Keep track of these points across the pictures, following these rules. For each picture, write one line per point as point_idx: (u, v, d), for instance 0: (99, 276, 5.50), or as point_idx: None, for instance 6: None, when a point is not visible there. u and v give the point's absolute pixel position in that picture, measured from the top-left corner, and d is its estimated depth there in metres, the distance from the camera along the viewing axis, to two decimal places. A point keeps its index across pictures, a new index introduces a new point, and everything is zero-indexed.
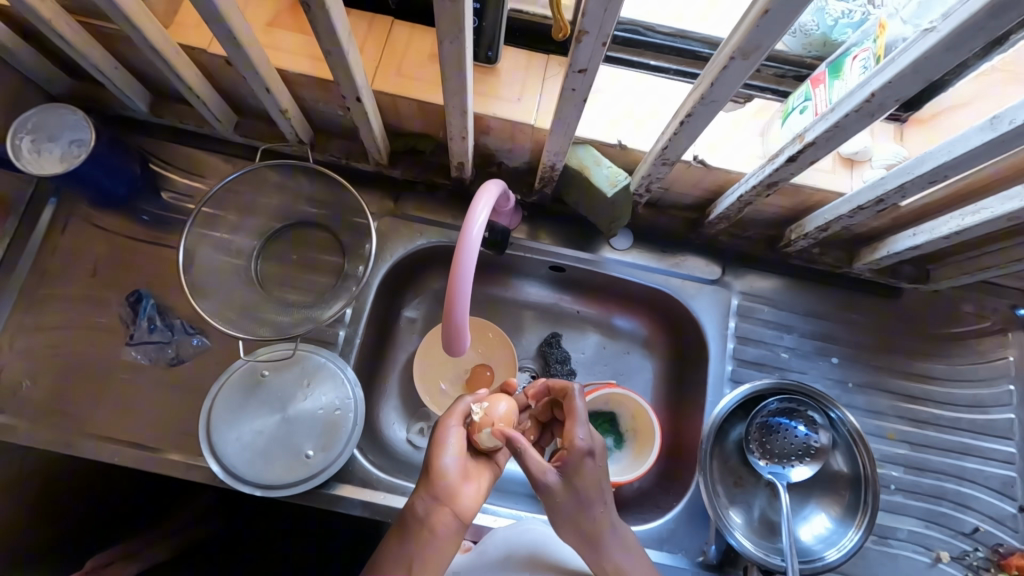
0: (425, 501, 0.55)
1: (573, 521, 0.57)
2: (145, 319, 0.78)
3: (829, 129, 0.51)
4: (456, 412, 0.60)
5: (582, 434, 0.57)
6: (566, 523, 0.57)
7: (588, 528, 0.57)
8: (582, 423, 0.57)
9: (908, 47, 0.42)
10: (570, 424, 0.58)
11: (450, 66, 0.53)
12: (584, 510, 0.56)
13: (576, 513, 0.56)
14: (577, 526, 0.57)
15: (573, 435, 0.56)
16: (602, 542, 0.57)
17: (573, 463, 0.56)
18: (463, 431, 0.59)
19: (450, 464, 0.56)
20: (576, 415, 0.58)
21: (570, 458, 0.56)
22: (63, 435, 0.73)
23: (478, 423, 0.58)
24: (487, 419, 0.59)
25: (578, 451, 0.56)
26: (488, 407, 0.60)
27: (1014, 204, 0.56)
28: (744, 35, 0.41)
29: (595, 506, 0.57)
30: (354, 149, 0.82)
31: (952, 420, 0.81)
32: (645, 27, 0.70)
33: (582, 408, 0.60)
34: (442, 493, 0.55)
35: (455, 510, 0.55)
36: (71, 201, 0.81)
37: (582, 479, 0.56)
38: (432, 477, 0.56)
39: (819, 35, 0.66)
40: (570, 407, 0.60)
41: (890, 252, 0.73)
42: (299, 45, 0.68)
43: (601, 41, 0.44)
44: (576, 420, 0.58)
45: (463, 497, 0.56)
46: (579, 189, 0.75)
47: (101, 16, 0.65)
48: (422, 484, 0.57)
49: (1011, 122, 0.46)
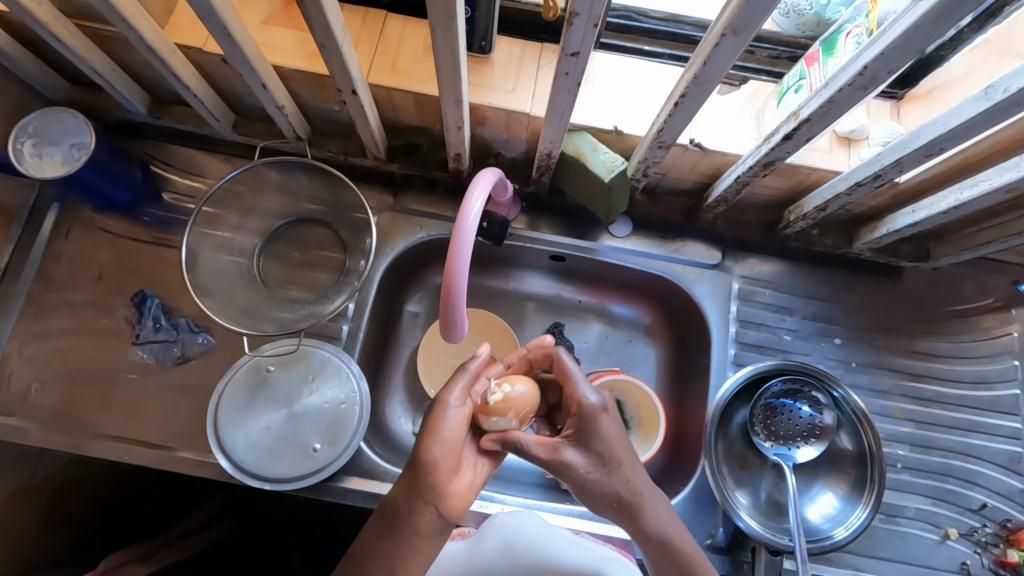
0: (407, 500, 0.55)
1: (607, 492, 0.58)
2: (151, 319, 0.79)
3: (823, 104, 0.51)
4: (446, 398, 0.58)
5: (592, 397, 0.59)
6: (600, 498, 0.59)
7: (624, 497, 0.59)
8: (584, 383, 0.60)
9: (899, 18, 0.42)
10: (573, 389, 0.60)
11: (444, 55, 0.53)
12: (614, 479, 0.58)
13: (610, 483, 0.58)
14: (612, 499, 0.59)
15: (580, 398, 0.59)
16: (640, 511, 0.59)
17: (589, 425, 0.58)
18: (464, 412, 0.58)
19: (436, 459, 0.56)
20: (574, 379, 0.60)
21: (585, 422, 0.58)
22: (73, 436, 0.74)
23: (495, 409, 0.60)
24: (505, 404, 0.61)
25: (590, 413, 0.58)
26: (507, 390, 0.62)
27: (1012, 175, 0.56)
28: (734, 11, 0.41)
29: (628, 472, 0.59)
30: (351, 145, 0.83)
31: (957, 397, 0.81)
32: (638, 12, 0.69)
33: (578, 371, 0.61)
34: (427, 492, 0.55)
35: (440, 509, 0.56)
36: (74, 206, 0.82)
37: (607, 441, 0.58)
38: (417, 475, 0.56)
39: (813, 14, 0.65)
40: (563, 369, 0.62)
41: (890, 231, 0.73)
42: (294, 41, 0.69)
43: (593, 23, 0.44)
44: (577, 383, 0.60)
45: (451, 494, 0.56)
46: (576, 177, 0.76)
47: (98, 19, 0.65)
48: (407, 475, 0.56)
49: (1005, 90, 0.46)
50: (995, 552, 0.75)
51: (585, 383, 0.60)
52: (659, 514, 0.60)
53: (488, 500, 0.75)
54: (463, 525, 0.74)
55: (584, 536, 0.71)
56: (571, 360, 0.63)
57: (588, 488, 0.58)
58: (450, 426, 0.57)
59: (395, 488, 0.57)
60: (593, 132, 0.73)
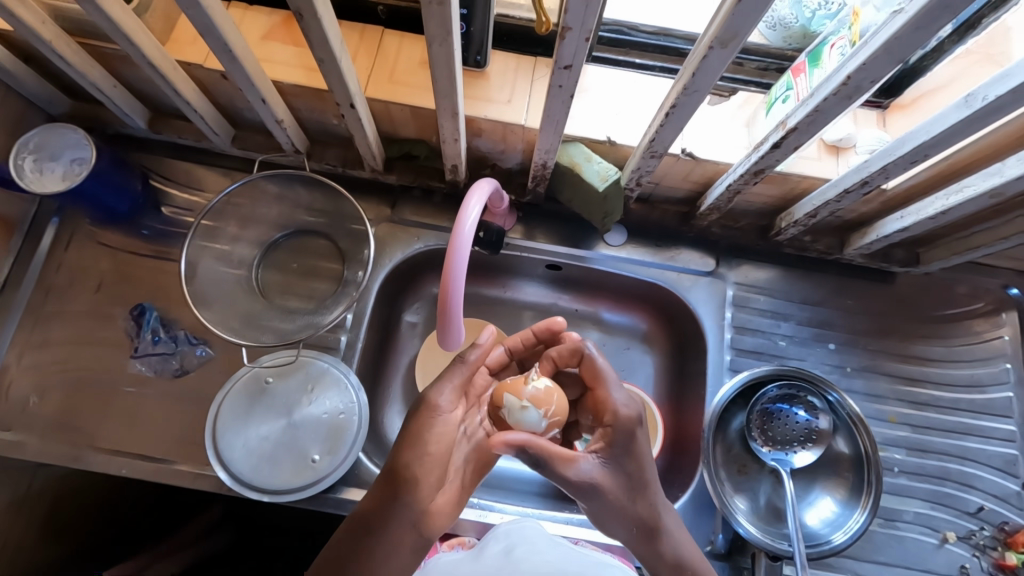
0: (384, 515, 0.55)
1: (629, 515, 0.58)
2: (149, 331, 0.80)
3: (810, 113, 0.52)
4: (434, 403, 0.58)
5: (626, 408, 0.58)
6: (619, 518, 0.58)
7: (646, 522, 0.58)
8: (619, 389, 0.60)
9: (880, 30, 0.44)
10: (608, 399, 0.59)
11: (440, 68, 0.54)
12: (638, 502, 0.58)
13: (632, 504, 0.57)
14: (634, 521, 0.58)
15: (616, 407, 0.58)
16: (659, 537, 0.59)
17: (622, 438, 0.57)
18: (449, 422, 0.59)
19: (416, 471, 0.55)
20: (608, 386, 0.60)
21: (617, 435, 0.57)
22: (71, 449, 0.73)
23: (541, 399, 0.59)
24: (546, 398, 0.60)
25: (623, 427, 0.57)
26: (545, 384, 0.60)
27: (996, 180, 0.57)
28: (721, 24, 0.43)
29: (649, 493, 0.58)
30: (350, 157, 0.84)
31: (951, 400, 0.82)
32: (628, 27, 0.70)
33: (613, 377, 0.61)
34: (406, 507, 0.55)
35: (422, 528, 0.55)
36: (73, 219, 0.82)
37: (638, 458, 0.57)
38: (397, 490, 0.55)
39: (798, 27, 0.66)
40: (593, 370, 0.62)
41: (880, 236, 0.74)
42: (292, 56, 0.70)
43: (585, 37, 0.46)
44: (612, 387, 0.60)
45: (433, 510, 0.56)
46: (571, 187, 0.77)
47: (100, 37, 0.67)
48: (383, 486, 0.56)
49: (984, 98, 0.48)
50: (994, 555, 0.76)
51: (620, 390, 0.60)
52: (674, 532, 0.60)
53: (487, 509, 0.75)
54: (463, 534, 0.74)
55: (585, 544, 0.73)
56: (602, 359, 0.63)
57: (608, 508, 0.57)
58: (434, 436, 0.57)
59: (370, 502, 0.56)
60: (587, 142, 0.74)
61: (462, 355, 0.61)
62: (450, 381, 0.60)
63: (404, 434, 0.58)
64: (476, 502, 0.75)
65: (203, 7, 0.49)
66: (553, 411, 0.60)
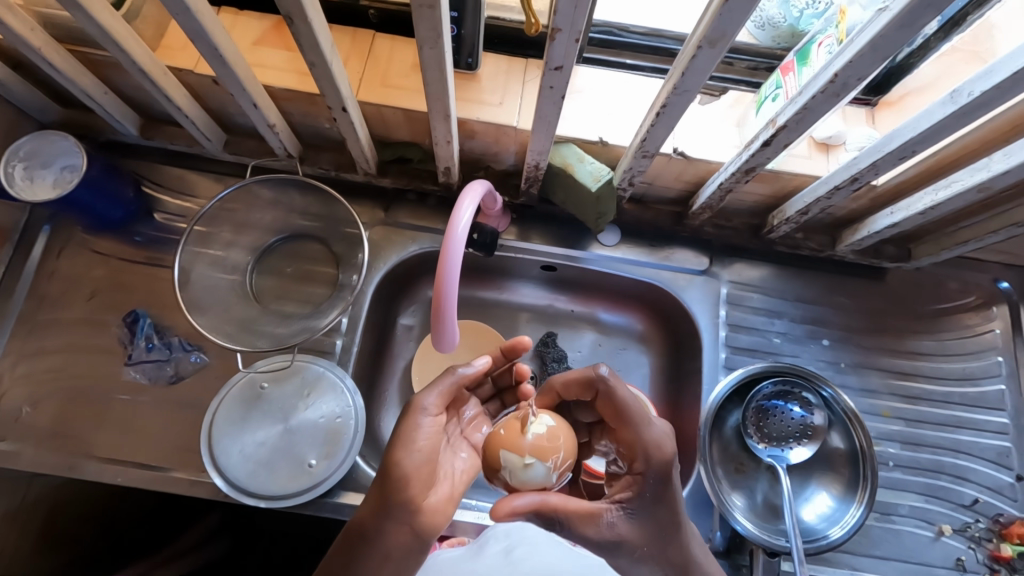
0: (376, 518, 0.54)
1: (656, 561, 0.58)
2: (143, 339, 0.79)
3: (799, 111, 0.52)
4: (418, 402, 0.59)
5: (656, 454, 0.57)
6: (645, 565, 0.58)
7: (673, 565, 0.58)
8: (650, 428, 0.58)
9: (866, 27, 0.44)
10: (637, 443, 0.58)
11: (432, 71, 0.54)
12: (665, 550, 0.58)
13: (661, 551, 0.57)
14: (661, 567, 0.58)
15: (650, 453, 0.57)
16: (683, 567, 0.58)
17: (654, 487, 0.57)
18: (434, 424, 0.59)
19: (407, 473, 0.55)
20: (636, 427, 0.58)
21: (646, 483, 0.57)
22: (66, 459, 0.73)
23: (546, 452, 0.55)
24: (552, 445, 0.56)
25: (653, 475, 0.57)
26: (546, 426, 0.57)
27: (983, 175, 0.58)
28: (709, 24, 0.43)
29: (676, 532, 0.58)
30: (343, 161, 0.84)
31: (944, 394, 0.83)
32: (619, 28, 0.71)
33: (640, 415, 0.59)
34: (397, 508, 0.54)
35: (415, 528, 0.55)
36: (65, 227, 0.82)
37: (669, 508, 0.57)
38: (388, 492, 0.54)
39: (787, 26, 0.67)
40: (618, 410, 0.60)
41: (870, 232, 0.75)
42: (283, 61, 0.70)
43: (574, 38, 0.46)
44: (642, 427, 0.58)
45: (426, 509, 0.56)
46: (564, 187, 0.77)
47: (90, 44, 0.67)
48: (376, 488, 0.55)
49: (969, 94, 0.48)
50: (989, 547, 0.76)
51: (652, 429, 0.58)
52: (696, 552, 0.59)
53: (485, 511, 0.75)
54: (463, 535, 0.74)
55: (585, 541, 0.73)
56: (627, 391, 0.60)
57: (634, 556, 0.57)
58: (422, 438, 0.57)
59: (363, 508, 0.56)
60: (579, 143, 0.75)
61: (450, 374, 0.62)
62: (436, 388, 0.60)
63: (395, 436, 0.57)
64: (475, 504, 0.76)
65: (193, 13, 0.49)
66: (561, 458, 0.56)
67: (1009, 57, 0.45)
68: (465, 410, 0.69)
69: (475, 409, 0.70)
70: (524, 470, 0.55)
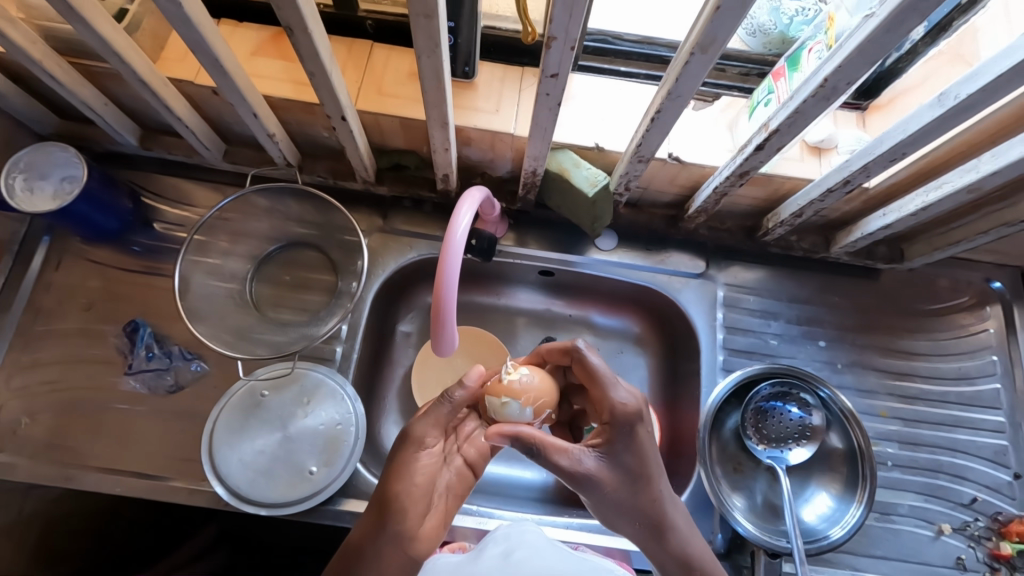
0: (371, 542, 0.55)
1: (632, 509, 0.59)
2: (143, 348, 0.79)
3: (791, 115, 0.53)
4: (412, 433, 0.60)
5: (623, 402, 0.58)
6: (623, 513, 0.59)
7: (649, 515, 0.59)
8: (618, 387, 0.59)
9: (854, 33, 0.45)
10: (605, 395, 0.59)
11: (430, 79, 0.55)
12: (639, 503, 0.59)
13: (637, 496, 0.58)
14: (639, 519, 0.59)
15: (615, 403, 0.58)
16: (663, 526, 0.60)
17: (623, 435, 0.58)
18: (434, 456, 0.60)
19: (404, 499, 0.57)
20: (604, 381, 0.59)
21: (616, 430, 0.58)
22: (64, 470, 0.73)
23: (515, 390, 0.61)
24: (522, 387, 0.62)
25: (621, 424, 0.58)
26: (519, 372, 0.62)
27: (972, 176, 0.59)
28: (700, 31, 0.44)
29: (651, 485, 0.59)
30: (340, 169, 0.85)
31: (940, 393, 0.84)
32: (613, 36, 0.72)
33: (605, 370, 0.60)
34: (392, 532, 0.55)
35: (411, 553, 0.55)
36: (64, 238, 0.82)
37: (638, 458, 0.58)
38: (383, 516, 0.56)
39: (777, 33, 0.68)
40: (586, 369, 0.61)
41: (864, 234, 0.76)
42: (282, 71, 0.71)
43: (570, 45, 0.47)
44: (610, 386, 0.59)
45: (420, 534, 0.57)
46: (561, 192, 0.78)
47: (91, 56, 0.67)
48: (373, 513, 0.57)
49: (956, 97, 0.49)
50: (989, 545, 0.77)
51: (617, 387, 0.59)
52: (680, 523, 0.61)
53: (487, 516, 0.76)
54: (463, 540, 0.74)
55: (587, 547, 0.74)
56: (596, 357, 0.61)
57: (611, 502, 0.58)
58: (421, 468, 0.59)
59: (358, 532, 0.57)
60: (575, 149, 0.76)
61: (446, 397, 0.62)
62: (431, 411, 0.61)
63: (391, 464, 0.60)
64: (476, 509, 0.76)
65: (194, 25, 0.50)
66: (532, 400, 0.61)
67: (993, 59, 0.47)
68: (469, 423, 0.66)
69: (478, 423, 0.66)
70: (501, 409, 0.61)
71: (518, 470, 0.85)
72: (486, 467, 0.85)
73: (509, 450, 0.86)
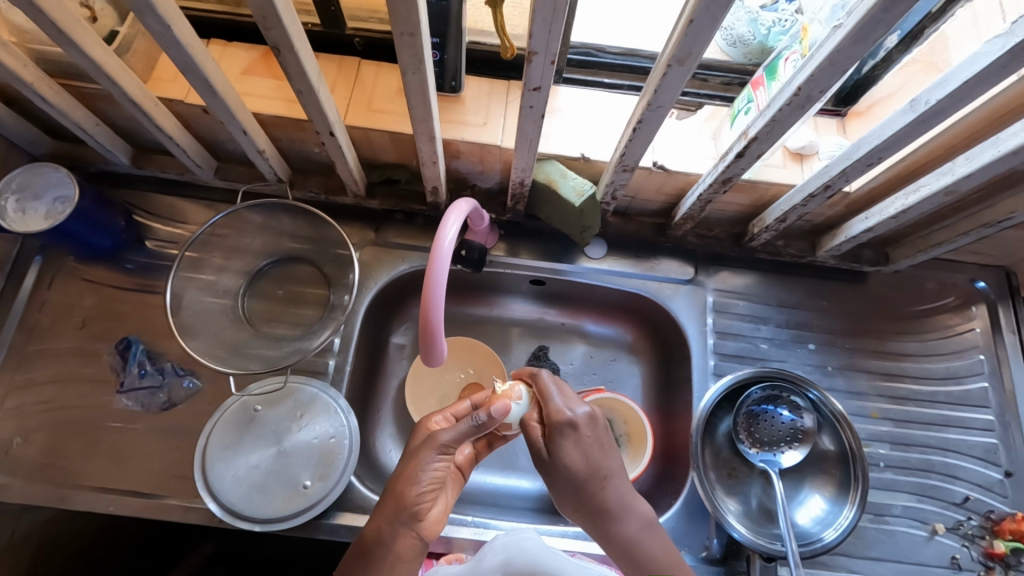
0: (389, 525, 0.57)
1: (578, 499, 0.61)
2: (135, 365, 0.80)
3: (768, 123, 0.55)
4: (436, 439, 0.59)
5: (566, 417, 0.60)
6: (571, 501, 0.61)
7: (595, 507, 0.61)
8: (560, 401, 0.61)
9: (824, 43, 0.46)
10: (550, 409, 0.60)
11: (415, 95, 0.56)
12: (580, 496, 0.60)
13: (581, 491, 0.60)
14: (581, 507, 0.61)
15: (552, 415, 0.60)
16: (610, 521, 0.61)
17: (558, 438, 0.59)
18: (445, 462, 0.60)
19: (420, 489, 0.58)
20: (549, 399, 0.61)
21: (555, 432, 0.60)
22: (57, 490, 0.72)
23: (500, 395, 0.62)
24: (510, 392, 0.62)
25: (562, 428, 0.59)
26: (512, 383, 0.64)
27: (948, 179, 0.60)
28: (675, 44, 0.46)
29: (594, 490, 0.60)
30: (332, 184, 0.86)
31: (929, 394, 0.84)
32: (596, 49, 0.74)
33: (554, 392, 0.61)
34: (407, 517, 0.58)
35: (420, 533, 0.59)
36: (58, 257, 0.83)
37: (571, 460, 0.59)
38: (402, 502, 0.58)
39: (756, 44, 0.70)
40: (539, 389, 0.62)
41: (847, 237, 0.77)
42: (272, 88, 0.72)
43: (550, 60, 0.48)
44: (553, 401, 0.61)
45: (427, 518, 0.59)
46: (548, 202, 0.79)
47: (83, 78, 0.68)
48: (382, 505, 0.59)
49: (927, 102, 0.51)
50: (983, 544, 0.77)
51: (559, 400, 0.61)
52: (628, 530, 0.61)
53: (483, 526, 0.75)
54: (460, 552, 0.74)
55: (583, 555, 0.73)
56: (550, 379, 0.63)
57: (561, 490, 0.61)
58: (434, 466, 0.59)
59: (376, 515, 0.59)
60: (562, 160, 0.77)
61: (475, 424, 0.59)
62: (455, 427, 0.59)
63: (406, 459, 0.60)
64: (473, 520, 0.75)
65: (183, 46, 0.51)
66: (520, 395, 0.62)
67: (961, 65, 0.48)
68: (465, 449, 0.67)
69: (468, 451, 0.67)
70: (513, 412, 0.61)
71: (516, 480, 0.86)
72: (483, 478, 0.85)
73: (504, 460, 0.87)
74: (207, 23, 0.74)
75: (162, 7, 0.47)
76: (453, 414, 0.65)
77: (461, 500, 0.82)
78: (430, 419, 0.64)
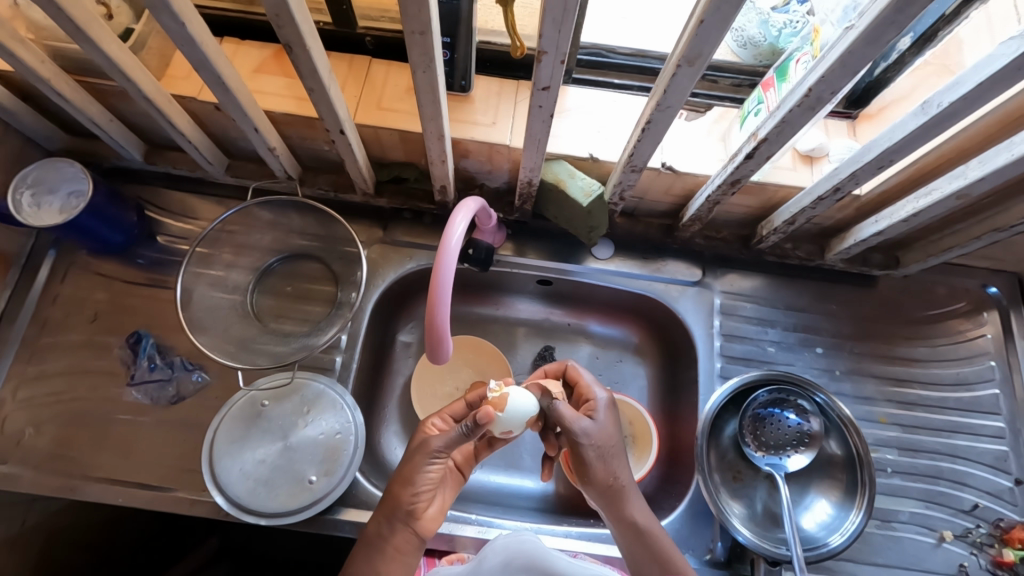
0: (387, 521, 0.59)
1: (602, 472, 0.62)
2: (145, 358, 0.81)
3: (777, 124, 0.55)
4: (428, 445, 0.59)
5: (602, 392, 0.66)
6: (599, 474, 0.62)
7: (615, 481, 0.63)
8: (597, 385, 0.67)
9: (836, 44, 0.46)
10: (586, 385, 0.67)
11: (425, 94, 0.57)
12: (604, 470, 0.62)
13: (610, 460, 0.63)
14: (604, 482, 0.63)
15: (593, 392, 0.66)
16: (624, 498, 0.63)
17: (601, 412, 0.64)
18: (441, 465, 0.61)
19: (417, 488, 0.60)
20: (586, 380, 0.67)
21: (596, 406, 0.64)
22: (66, 482, 0.73)
23: (494, 402, 0.58)
24: (500, 401, 0.58)
25: (600, 403, 0.65)
26: (504, 389, 0.60)
27: (960, 182, 0.59)
28: (685, 44, 0.45)
29: (615, 460, 0.63)
30: (340, 182, 0.86)
31: (939, 399, 0.84)
32: (606, 49, 0.75)
33: (590, 376, 0.68)
34: (403, 514, 0.59)
35: (418, 530, 0.60)
36: (71, 252, 0.84)
37: (608, 429, 0.63)
38: (397, 500, 0.59)
39: (767, 45, 0.70)
40: (576, 377, 0.68)
41: (857, 241, 0.76)
42: (283, 87, 0.73)
43: (560, 60, 0.48)
44: (591, 384, 0.67)
45: (424, 516, 0.61)
46: (556, 202, 0.79)
47: (99, 75, 0.69)
48: (382, 506, 0.61)
49: (939, 105, 0.50)
50: (992, 553, 0.76)
51: (595, 385, 0.67)
52: (638, 506, 0.63)
53: (487, 525, 0.75)
54: (462, 551, 0.73)
55: (585, 556, 0.73)
56: (585, 370, 0.69)
57: (597, 459, 0.62)
58: (429, 470, 0.60)
59: (376, 513, 0.60)
60: (570, 160, 0.77)
61: (465, 431, 0.58)
62: (445, 435, 0.59)
63: (402, 461, 0.61)
64: (477, 519, 0.76)
65: (197, 43, 0.51)
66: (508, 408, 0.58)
67: (974, 68, 0.48)
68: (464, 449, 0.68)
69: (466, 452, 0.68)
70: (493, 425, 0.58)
71: (519, 480, 0.86)
72: (487, 478, 0.85)
73: (508, 459, 0.87)
74: (221, 22, 0.75)
75: (177, 5, 0.47)
76: (449, 415, 0.63)
77: (466, 499, 0.82)
78: (429, 422, 0.63)
